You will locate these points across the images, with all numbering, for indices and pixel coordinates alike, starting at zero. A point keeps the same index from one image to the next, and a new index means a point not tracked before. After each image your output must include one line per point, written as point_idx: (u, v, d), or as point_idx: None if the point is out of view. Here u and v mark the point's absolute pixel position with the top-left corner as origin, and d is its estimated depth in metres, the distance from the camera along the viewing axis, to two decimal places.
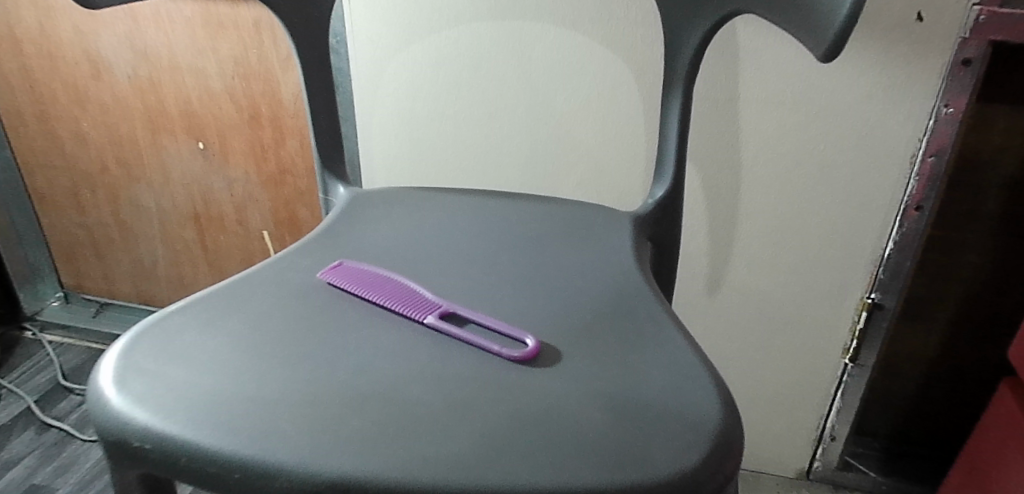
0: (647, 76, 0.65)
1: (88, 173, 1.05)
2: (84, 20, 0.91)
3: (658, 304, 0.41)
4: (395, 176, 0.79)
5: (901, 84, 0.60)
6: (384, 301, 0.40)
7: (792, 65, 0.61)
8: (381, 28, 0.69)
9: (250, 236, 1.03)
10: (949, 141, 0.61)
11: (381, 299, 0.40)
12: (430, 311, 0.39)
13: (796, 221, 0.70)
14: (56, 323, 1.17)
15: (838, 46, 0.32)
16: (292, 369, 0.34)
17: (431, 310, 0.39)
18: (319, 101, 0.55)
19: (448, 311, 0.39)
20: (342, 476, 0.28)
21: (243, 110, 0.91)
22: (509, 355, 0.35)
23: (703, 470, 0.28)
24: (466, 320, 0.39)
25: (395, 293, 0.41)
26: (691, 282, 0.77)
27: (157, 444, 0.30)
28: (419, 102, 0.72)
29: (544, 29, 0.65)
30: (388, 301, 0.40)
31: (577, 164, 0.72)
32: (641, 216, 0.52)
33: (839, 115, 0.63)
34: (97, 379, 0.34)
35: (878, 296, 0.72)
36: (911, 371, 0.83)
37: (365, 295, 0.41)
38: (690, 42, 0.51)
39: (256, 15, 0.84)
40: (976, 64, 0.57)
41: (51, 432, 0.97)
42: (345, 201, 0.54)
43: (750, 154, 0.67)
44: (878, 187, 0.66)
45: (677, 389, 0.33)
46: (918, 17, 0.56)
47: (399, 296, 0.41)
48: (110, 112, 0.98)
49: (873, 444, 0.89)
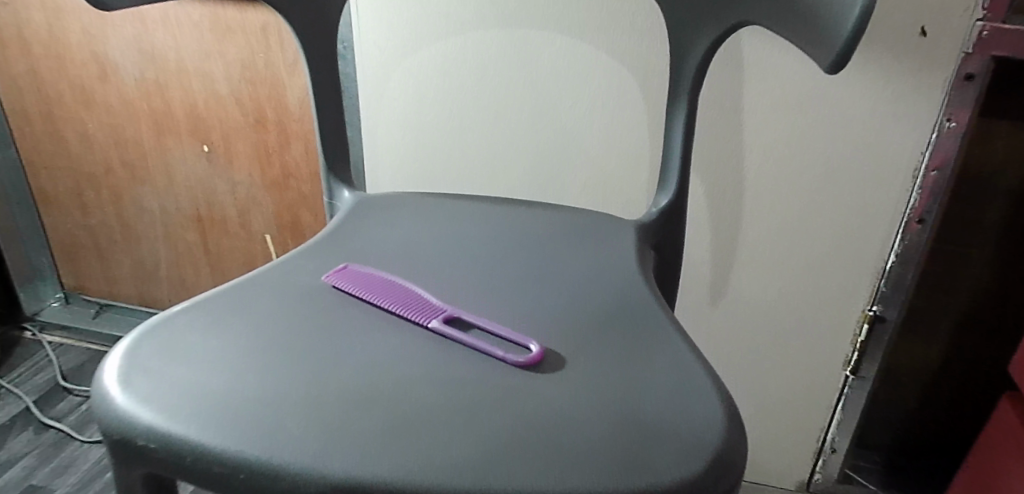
0: (653, 85, 0.65)
1: (92, 174, 1.05)
2: (92, 22, 0.91)
3: (662, 312, 0.41)
4: (399, 181, 0.79)
5: (904, 97, 0.60)
6: (387, 304, 0.40)
7: (797, 76, 0.62)
8: (388, 34, 0.70)
9: (253, 239, 1.03)
10: (951, 156, 0.61)
11: (383, 302, 0.41)
12: (434, 315, 0.39)
13: (798, 232, 0.70)
14: (57, 323, 1.17)
15: (847, 53, 0.32)
16: (297, 370, 0.34)
17: (435, 314, 0.39)
18: (326, 105, 0.55)
19: (452, 315, 0.40)
20: (346, 478, 0.28)
21: (248, 114, 0.92)
22: (513, 360, 0.35)
23: (708, 477, 0.28)
24: (470, 325, 0.39)
25: (398, 296, 0.41)
26: (694, 291, 0.77)
27: (161, 443, 0.30)
28: (424, 108, 0.73)
29: (549, 37, 0.65)
30: (390, 305, 0.40)
31: (582, 171, 0.72)
32: (645, 224, 0.52)
33: (843, 126, 0.63)
34: (102, 378, 0.34)
35: (879, 309, 0.72)
36: (912, 384, 0.83)
37: (367, 297, 0.41)
38: (697, 53, 0.52)
39: (263, 20, 0.84)
40: (979, 79, 0.57)
41: (50, 433, 0.96)
42: (350, 205, 0.54)
43: (753, 165, 0.67)
44: (881, 199, 0.66)
45: (682, 397, 0.33)
46: (922, 31, 0.56)
47: (402, 299, 0.41)
48: (116, 114, 0.98)
49: (874, 458, 0.89)
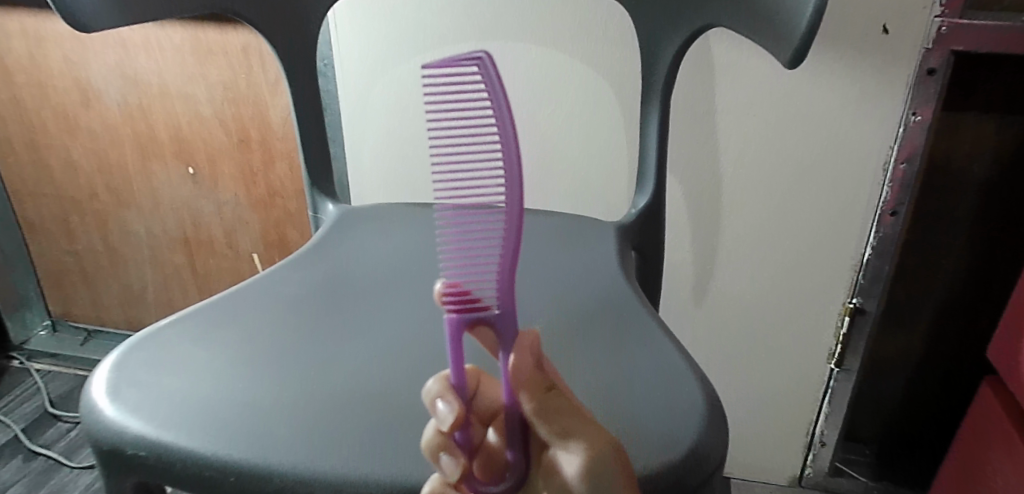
0: (628, 90, 0.67)
1: (77, 200, 1.05)
2: (73, 50, 0.92)
3: (645, 311, 0.42)
4: (384, 193, 0.80)
5: (871, 93, 0.62)
6: (492, 267, 0.28)
7: (765, 76, 0.63)
8: (367, 50, 0.71)
9: (240, 258, 1.03)
10: (918, 147, 0.63)
11: (488, 278, 0.27)
12: (503, 306, 0.27)
13: (777, 227, 0.72)
14: (45, 352, 1.16)
15: (816, 23, 0.33)
16: (286, 374, 0.34)
17: (498, 268, 0.27)
18: (306, 118, 0.56)
19: (479, 320, 0.27)
20: (335, 476, 0.29)
21: (231, 134, 0.93)
22: (498, 486, 0.26)
23: (689, 461, 0.30)
24: (482, 336, 0.27)
25: (481, 240, 0.28)
26: (679, 290, 0.78)
27: (150, 450, 0.31)
28: (407, 120, 0.74)
29: (527, 48, 0.67)
30: (482, 276, 0.27)
31: (563, 178, 0.74)
32: (625, 225, 0.54)
33: (814, 123, 0.65)
34: (91, 391, 0.35)
35: (859, 300, 0.73)
36: (896, 375, 0.84)
37: (497, 281, 0.27)
38: (667, 53, 0.53)
39: (244, 41, 0.85)
40: (941, 73, 0.59)
41: (39, 460, 0.95)
42: (332, 216, 0.55)
43: (729, 164, 0.69)
44: (856, 193, 0.68)
45: (665, 391, 0.34)
46: (884, 29, 0.59)
47: (467, 239, 0.29)
48: (100, 140, 0.98)
49: (864, 451, 0.91)
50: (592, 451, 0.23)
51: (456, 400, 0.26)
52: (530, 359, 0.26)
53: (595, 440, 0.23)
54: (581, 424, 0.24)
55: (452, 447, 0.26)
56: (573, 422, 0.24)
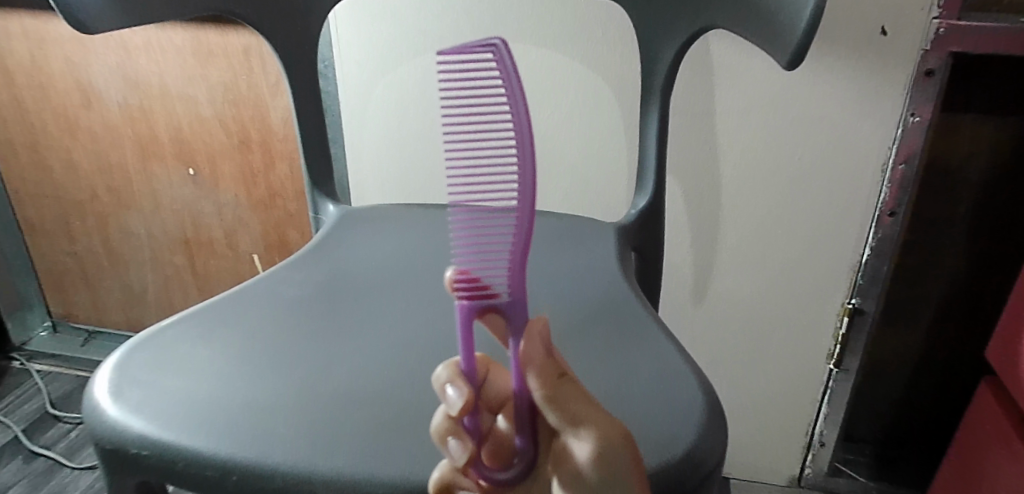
0: (627, 91, 0.67)
1: (77, 202, 1.05)
2: (74, 51, 0.92)
3: (645, 312, 0.42)
4: (384, 194, 0.80)
5: (870, 94, 0.62)
6: (504, 254, 0.27)
7: (764, 77, 0.64)
8: (368, 51, 0.71)
9: (241, 259, 1.04)
10: (917, 148, 0.63)
11: (499, 264, 0.27)
12: (513, 294, 0.27)
13: (776, 227, 0.72)
14: (45, 353, 1.16)
15: (815, 25, 0.33)
16: (287, 374, 0.35)
17: (510, 256, 0.27)
18: (307, 120, 0.56)
19: (489, 307, 0.27)
20: (337, 475, 0.29)
21: (232, 135, 0.93)
22: (505, 472, 0.27)
23: (688, 460, 0.30)
24: (493, 323, 0.27)
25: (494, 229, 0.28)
26: (678, 291, 0.79)
27: (153, 450, 0.31)
28: (407, 121, 0.74)
29: (527, 49, 0.67)
30: (494, 265, 0.27)
31: (563, 179, 0.74)
32: (625, 226, 0.54)
33: (813, 124, 0.65)
34: (94, 391, 0.35)
35: (858, 301, 0.74)
36: (895, 376, 0.84)
37: (508, 267, 0.27)
38: (667, 55, 0.53)
39: (245, 43, 0.86)
40: (939, 74, 0.59)
41: (40, 461, 0.96)
42: (333, 217, 0.55)
43: (729, 165, 0.69)
44: (854, 193, 0.68)
45: (665, 391, 0.35)
46: (882, 31, 0.59)
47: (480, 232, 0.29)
48: (100, 140, 0.98)
49: (863, 451, 0.90)
50: (606, 441, 0.23)
51: (465, 386, 0.26)
52: (541, 347, 0.25)
53: (607, 430, 0.23)
54: (594, 412, 0.23)
55: (461, 433, 0.26)
56: (587, 410, 0.23)
